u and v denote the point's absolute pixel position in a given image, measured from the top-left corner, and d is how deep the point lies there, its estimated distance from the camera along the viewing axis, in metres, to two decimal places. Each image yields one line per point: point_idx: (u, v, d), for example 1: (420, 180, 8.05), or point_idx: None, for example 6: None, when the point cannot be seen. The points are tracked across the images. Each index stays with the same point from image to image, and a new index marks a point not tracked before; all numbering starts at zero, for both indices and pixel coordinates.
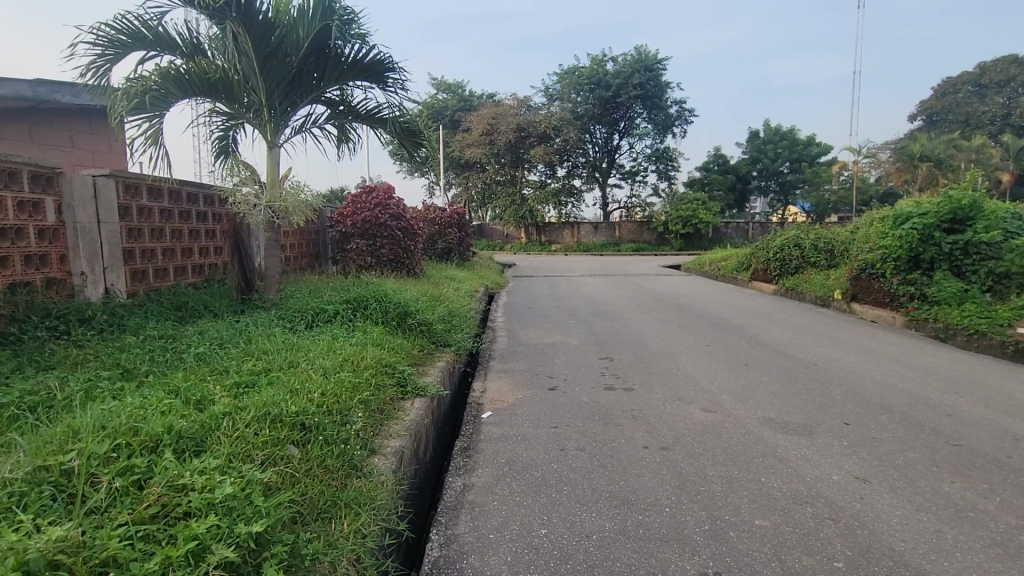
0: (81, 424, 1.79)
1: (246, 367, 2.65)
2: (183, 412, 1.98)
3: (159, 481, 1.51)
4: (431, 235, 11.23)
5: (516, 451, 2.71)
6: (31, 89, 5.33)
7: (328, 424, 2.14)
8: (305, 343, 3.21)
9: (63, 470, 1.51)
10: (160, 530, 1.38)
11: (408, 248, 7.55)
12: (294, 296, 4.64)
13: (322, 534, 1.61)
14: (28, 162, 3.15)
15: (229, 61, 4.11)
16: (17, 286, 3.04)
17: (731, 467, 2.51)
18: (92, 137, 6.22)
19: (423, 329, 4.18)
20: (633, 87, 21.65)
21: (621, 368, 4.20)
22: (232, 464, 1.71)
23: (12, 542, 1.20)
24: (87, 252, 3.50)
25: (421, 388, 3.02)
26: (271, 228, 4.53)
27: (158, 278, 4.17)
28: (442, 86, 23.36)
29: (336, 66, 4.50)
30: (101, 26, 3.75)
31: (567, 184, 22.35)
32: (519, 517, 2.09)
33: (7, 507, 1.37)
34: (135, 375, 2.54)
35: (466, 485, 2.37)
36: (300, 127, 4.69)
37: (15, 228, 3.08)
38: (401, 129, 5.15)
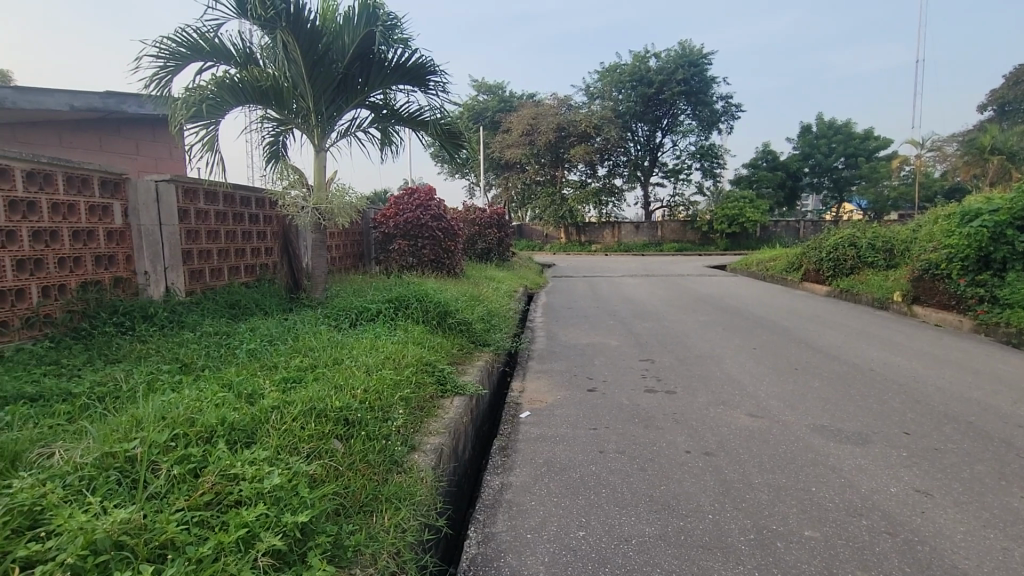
0: (143, 414, 1.90)
1: (294, 363, 2.76)
2: (235, 405, 2.07)
3: (213, 471, 1.58)
4: (471, 236, 11.34)
5: (554, 451, 2.70)
6: (102, 100, 5.70)
7: (370, 420, 2.19)
8: (349, 340, 3.30)
9: (127, 457, 1.61)
10: (214, 517, 1.44)
11: (449, 248, 7.66)
12: (339, 295, 4.79)
13: (364, 526, 1.65)
14: (99, 169, 3.39)
15: (279, 69, 4.27)
16: (89, 284, 3.27)
17: (779, 475, 2.41)
18: (155, 145, 6.60)
19: (462, 329, 4.22)
20: (677, 83, 21.19)
21: (662, 370, 4.12)
22: (279, 456, 1.77)
23: (82, 522, 1.29)
24: (150, 253, 3.73)
25: (460, 387, 3.05)
26: (318, 229, 4.69)
27: (214, 278, 4.39)
28: (482, 87, 23.51)
29: (380, 70, 4.61)
30: (163, 39, 3.98)
31: (607, 184, 22.11)
32: (558, 518, 2.08)
33: (78, 489, 1.47)
34: (192, 369, 2.68)
35: (504, 484, 2.37)
36: (345, 132, 4.83)
37: (87, 231, 3.32)
38: (442, 131, 5.22)
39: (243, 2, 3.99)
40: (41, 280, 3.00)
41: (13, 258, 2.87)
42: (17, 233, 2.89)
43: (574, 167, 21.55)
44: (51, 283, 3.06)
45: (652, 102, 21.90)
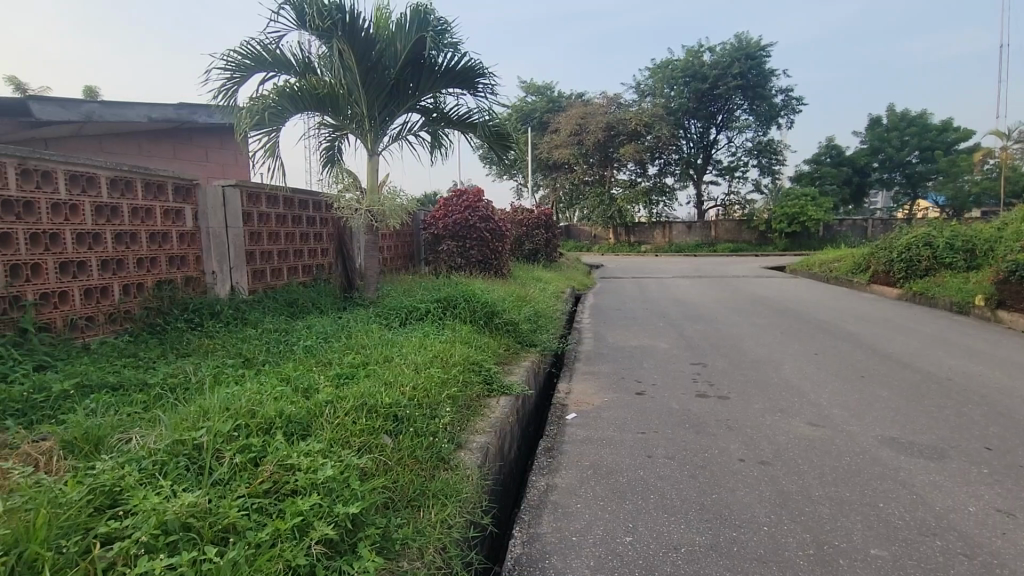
0: (209, 405, 2.02)
1: (347, 360, 2.86)
2: (292, 399, 2.17)
3: (270, 461, 1.66)
4: (518, 236, 11.38)
5: (600, 454, 2.66)
6: (176, 111, 6.14)
7: (418, 417, 2.24)
8: (399, 339, 3.39)
9: (194, 445, 1.72)
10: (271, 504, 1.52)
11: (496, 248, 7.74)
12: (390, 295, 4.92)
13: (412, 521, 1.69)
14: (172, 175, 3.64)
15: (335, 77, 4.44)
16: (163, 283, 3.52)
17: (842, 488, 2.27)
18: (223, 151, 7.06)
19: (509, 329, 4.24)
20: (732, 77, 20.46)
21: (715, 374, 3.97)
22: (333, 448, 1.84)
23: (154, 504, 1.38)
24: (217, 254, 3.98)
25: (506, 387, 3.07)
26: (370, 230, 4.85)
27: (275, 277, 4.62)
28: (531, 88, 23.53)
29: (430, 74, 4.71)
30: (230, 53, 4.23)
31: (658, 183, 21.62)
32: (604, 523, 2.05)
33: (152, 473, 1.58)
34: (254, 364, 2.83)
35: (549, 485, 2.36)
36: (397, 136, 4.96)
37: (162, 233, 3.57)
38: (491, 133, 5.28)
39: (303, 15, 4.18)
40: (122, 279, 3.25)
41: (98, 258, 3.11)
42: (101, 236, 3.14)
43: (624, 167, 21.22)
44: (131, 282, 3.31)
45: (706, 98, 21.24)
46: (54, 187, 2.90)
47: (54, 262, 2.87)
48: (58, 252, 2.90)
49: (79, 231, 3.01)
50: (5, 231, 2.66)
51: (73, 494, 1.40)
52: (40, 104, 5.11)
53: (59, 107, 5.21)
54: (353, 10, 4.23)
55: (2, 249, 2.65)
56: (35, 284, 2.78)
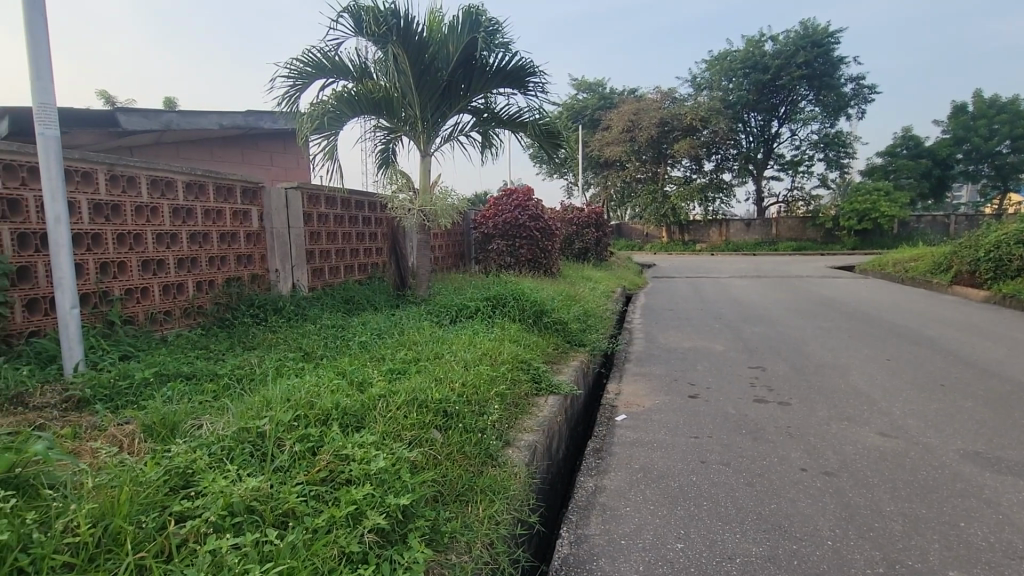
0: (272, 396, 2.13)
1: (399, 356, 2.94)
2: (348, 392, 2.26)
3: (327, 450, 1.74)
4: (568, 236, 11.33)
5: (651, 458, 2.60)
6: (244, 118, 6.51)
7: (467, 413, 2.28)
8: (450, 336, 3.45)
9: (258, 432, 1.82)
10: (328, 492, 1.58)
11: (546, 248, 7.73)
12: (441, 293, 5.01)
13: (460, 515, 1.71)
14: (240, 179, 3.87)
15: (390, 81, 4.57)
16: (232, 280, 3.75)
17: (916, 504, 2.11)
18: (285, 155, 7.44)
19: (558, 328, 4.22)
20: (797, 67, 19.44)
21: (775, 379, 3.79)
22: (385, 440, 1.90)
23: (222, 487, 1.47)
24: (280, 252, 4.19)
25: (554, 386, 3.05)
26: (422, 230, 4.95)
27: (332, 275, 4.82)
28: (582, 86, 23.27)
29: (482, 75, 4.77)
30: (293, 60, 4.43)
31: (714, 179, 20.87)
32: (654, 527, 2.00)
33: (220, 457, 1.69)
34: (313, 357, 2.96)
35: (596, 487, 2.33)
36: (449, 137, 5.04)
37: (231, 234, 3.80)
38: (540, 132, 5.27)
39: (359, 22, 4.32)
40: (195, 276, 3.49)
41: (175, 257, 3.36)
42: (177, 236, 3.39)
43: (678, 163, 20.68)
44: (203, 278, 3.55)
45: (767, 90, 20.33)
46: (137, 191, 3.14)
47: (136, 259, 3.11)
48: (140, 251, 3.14)
49: (158, 231, 3.25)
50: (96, 232, 2.91)
51: (152, 474, 1.52)
52: (125, 116, 5.56)
53: (143, 117, 5.66)
54: (407, 14, 4.33)
55: (93, 248, 2.89)
56: (120, 281, 3.02)
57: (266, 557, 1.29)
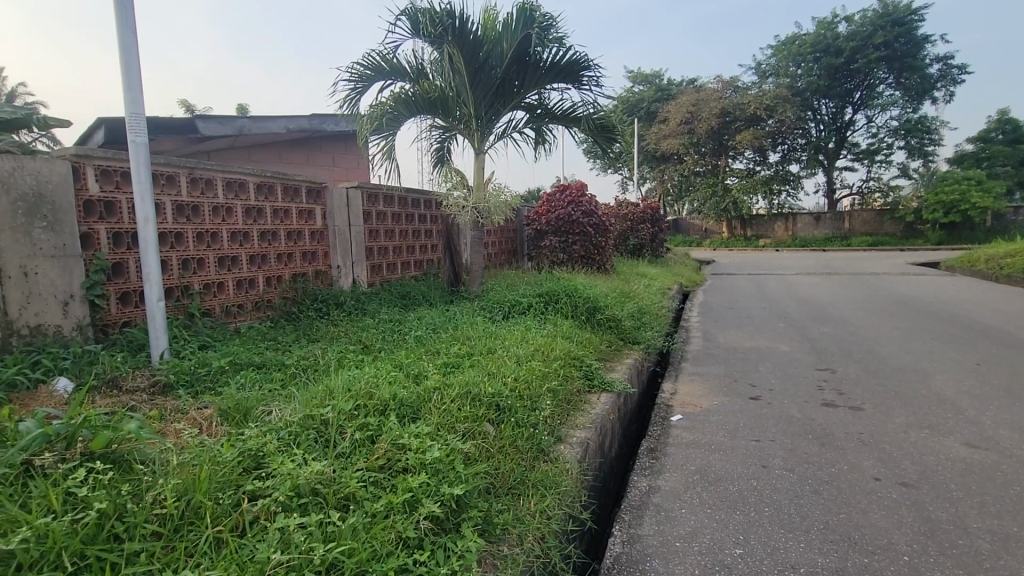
0: (334, 385, 2.24)
1: (454, 350, 3.00)
2: (405, 383, 2.33)
3: (385, 439, 1.80)
4: (623, 231, 11.12)
5: (709, 460, 2.51)
6: (308, 122, 6.84)
7: (519, 408, 2.30)
8: (503, 332, 3.48)
9: (322, 420, 1.92)
10: (386, 479, 1.65)
11: (600, 244, 7.65)
12: (494, 289, 5.05)
13: (512, 508, 1.73)
14: (306, 180, 4.07)
15: (446, 81, 4.65)
16: (298, 276, 3.96)
17: (1008, 522, 1.93)
18: (346, 155, 7.76)
19: (612, 325, 4.16)
20: (875, 48, 18.13)
21: (845, 383, 3.56)
22: (440, 432, 1.95)
23: (289, 470, 1.56)
24: (341, 250, 4.37)
25: (608, 383, 3.01)
26: (476, 227, 5.02)
27: (390, 271, 4.98)
28: (638, 77, 22.69)
29: (535, 71, 4.79)
30: (354, 64, 4.59)
31: (780, 171, 19.83)
32: (712, 531, 1.94)
33: (288, 442, 1.79)
34: (372, 350, 3.08)
35: (650, 487, 2.28)
36: (502, 134, 5.08)
37: (297, 232, 4.01)
38: (595, 126, 5.20)
39: (416, 23, 4.40)
40: (265, 272, 3.71)
41: (247, 253, 3.59)
42: (249, 235, 3.61)
43: (740, 155, 19.81)
44: (272, 274, 3.77)
45: (840, 74, 19.08)
46: (214, 192, 3.38)
47: (213, 256, 3.35)
48: (217, 248, 3.38)
49: (232, 230, 3.49)
50: (178, 230, 3.15)
51: (228, 455, 1.63)
52: (204, 122, 5.99)
53: (218, 123, 6.07)
54: (462, 14, 4.38)
55: (176, 246, 3.14)
56: (199, 276, 3.26)
57: (329, 537, 1.36)
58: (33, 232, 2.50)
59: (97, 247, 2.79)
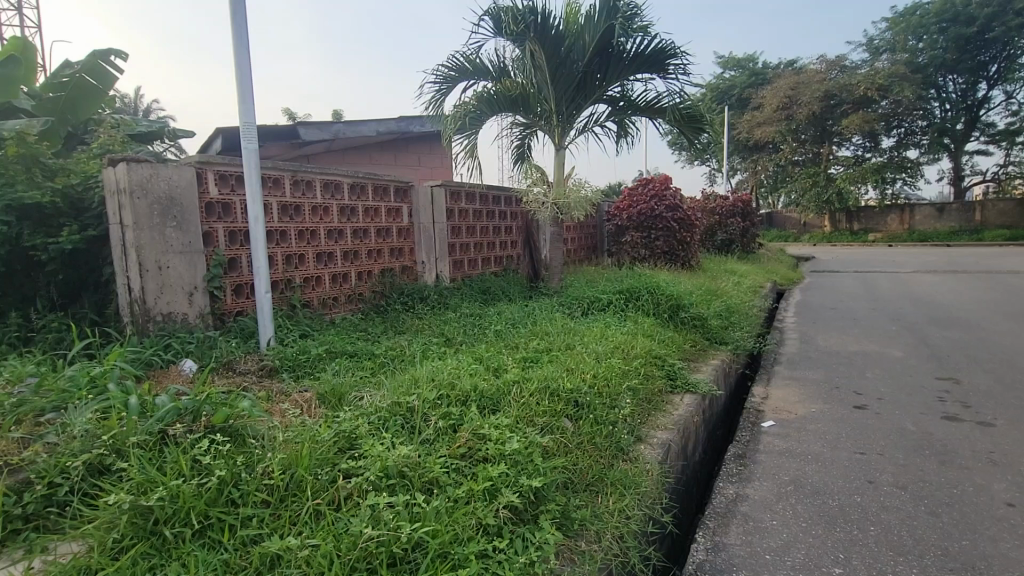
0: (419, 375, 2.34)
1: (532, 345, 3.03)
2: (485, 376, 2.40)
3: (466, 429, 1.86)
4: (711, 226, 10.59)
5: (804, 470, 2.34)
6: (396, 124, 7.21)
7: (598, 405, 2.27)
8: (582, 328, 3.46)
9: (407, 407, 2.02)
10: (467, 467, 1.70)
11: (684, 239, 7.35)
12: (573, 285, 5.03)
13: (590, 504, 1.73)
14: (394, 180, 4.29)
15: (527, 78, 4.67)
16: (386, 272, 4.19)
17: None
18: (430, 155, 8.08)
19: (696, 324, 3.98)
20: (1017, 12, 15.79)
21: (973, 395, 3.15)
22: (519, 425, 1.98)
23: (379, 452, 1.66)
24: (426, 246, 4.56)
25: (692, 384, 2.89)
26: (556, 223, 5.01)
27: (471, 267, 5.12)
28: (730, 62, 21.43)
29: (618, 62, 4.70)
30: (439, 66, 4.73)
31: (895, 157, 17.84)
32: (807, 546, 1.81)
33: (378, 426, 1.90)
34: (454, 343, 3.19)
35: (738, 494, 2.17)
36: (583, 128, 5.02)
37: (386, 229, 4.24)
38: (681, 116, 5.00)
39: (499, 22, 4.44)
40: (357, 267, 3.96)
41: (342, 249, 3.85)
42: (343, 232, 3.88)
43: (846, 142, 18.14)
44: (363, 269, 4.01)
45: (972, 45, 16.75)
46: (313, 193, 3.65)
47: (312, 252, 3.63)
48: (315, 245, 3.66)
49: (329, 227, 3.76)
50: (283, 228, 3.45)
51: (326, 434, 1.77)
52: (304, 129, 6.49)
53: (317, 129, 6.56)
54: (544, 10, 4.37)
55: (281, 243, 3.44)
56: (300, 270, 3.55)
57: (415, 517, 1.43)
58: (166, 231, 2.85)
59: (216, 244, 3.14)
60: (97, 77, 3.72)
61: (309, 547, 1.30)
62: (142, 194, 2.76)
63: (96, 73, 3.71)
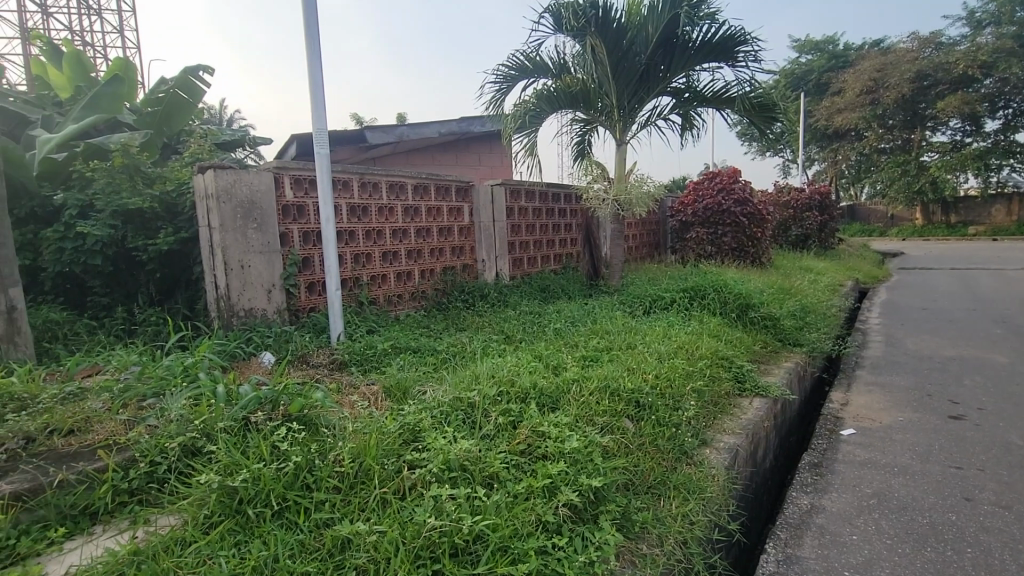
0: (480, 371, 2.38)
1: (592, 343, 3.00)
2: (544, 373, 2.40)
3: (526, 425, 1.88)
4: (784, 221, 10.04)
5: (888, 483, 2.17)
6: (458, 126, 7.49)
7: (661, 406, 2.22)
8: (643, 327, 3.38)
9: (468, 402, 2.06)
10: (526, 464, 1.71)
11: (754, 235, 6.99)
12: (635, 283, 4.93)
13: (651, 507, 1.69)
14: (455, 179, 4.38)
15: (588, 73, 4.61)
16: (448, 270, 4.28)
17: None
18: (491, 155, 8.19)
19: (767, 324, 3.78)
20: None
21: None
22: (579, 423, 1.97)
23: (441, 445, 1.70)
24: (486, 245, 4.62)
25: (762, 387, 2.74)
26: (617, 220, 4.93)
27: (530, 265, 5.14)
28: (806, 46, 20.11)
29: (683, 52, 4.56)
30: (500, 66, 4.77)
31: (1001, 141, 16.08)
32: (891, 566, 1.67)
33: (440, 420, 1.96)
34: (514, 340, 3.21)
35: (812, 505, 2.04)
36: (645, 122, 4.90)
37: (447, 228, 4.34)
38: (751, 106, 4.77)
39: (559, 19, 4.41)
40: (420, 265, 4.08)
41: (406, 248, 3.99)
42: (407, 231, 4.01)
43: (940, 126, 16.63)
44: (426, 267, 4.13)
45: None
46: (379, 194, 3.81)
47: (378, 251, 3.78)
48: (381, 244, 3.81)
49: (394, 227, 3.90)
50: (351, 228, 3.62)
51: (392, 426, 1.84)
52: (371, 133, 6.88)
53: (383, 133, 6.95)
54: (606, 3, 4.30)
55: (350, 242, 3.60)
56: (367, 268, 3.71)
57: (475, 510, 1.46)
58: (248, 232, 3.07)
59: (292, 245, 3.34)
60: (189, 92, 4.07)
61: (377, 533, 1.36)
62: (227, 198, 2.98)
63: (188, 88, 4.06)
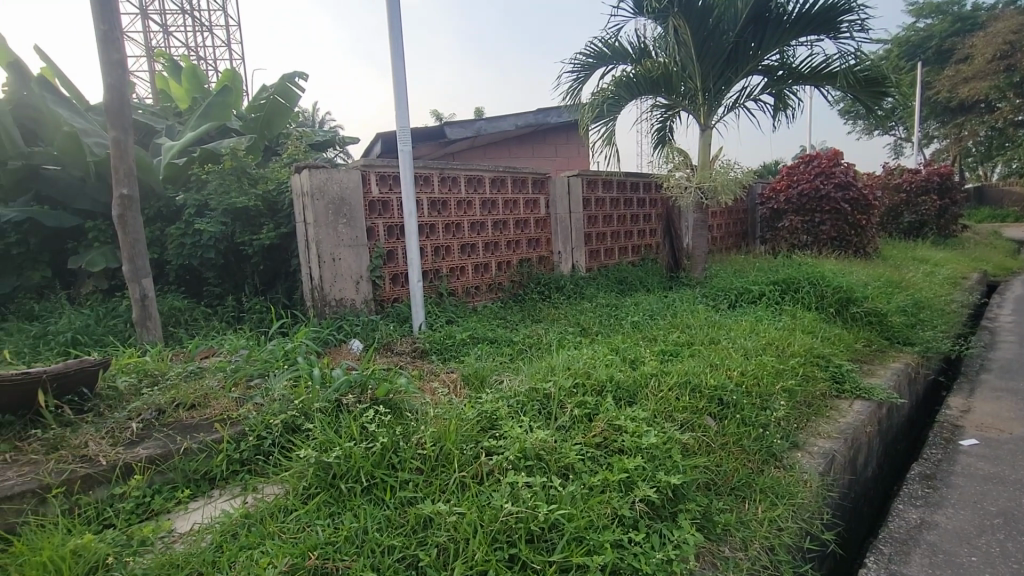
0: (555, 363, 2.39)
1: (672, 337, 2.89)
2: (621, 367, 2.36)
3: (602, 419, 1.86)
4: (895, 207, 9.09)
5: (1019, 502, 1.91)
6: (534, 117, 7.44)
7: (746, 405, 2.10)
8: (727, 322, 3.21)
9: (543, 393, 2.08)
10: (602, 457, 1.70)
11: (858, 223, 6.38)
12: (719, 275, 4.70)
13: (734, 509, 1.61)
14: (532, 172, 4.40)
15: (670, 56, 4.42)
16: (524, 261, 4.32)
17: None
18: (568, 145, 8.10)
19: (871, 321, 3.45)
20: None
21: None
22: (657, 419, 1.92)
23: (517, 434, 1.73)
24: (562, 236, 4.61)
25: (864, 389, 2.51)
26: (700, 209, 4.70)
27: (607, 257, 5.06)
28: (926, 9, 17.90)
29: (777, 28, 4.25)
30: (578, 54, 4.69)
31: None
32: None
33: (517, 409, 1.99)
34: (590, 333, 3.18)
35: (922, 520, 1.85)
36: (733, 105, 4.63)
37: (524, 221, 4.38)
38: (856, 81, 4.34)
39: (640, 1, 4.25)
40: (497, 257, 4.15)
41: (484, 241, 4.07)
42: (484, 224, 4.09)
43: None
44: (503, 259, 4.19)
45: None
46: (458, 188, 3.91)
47: (457, 244, 3.89)
48: (460, 237, 3.91)
49: (472, 220, 3.99)
50: (432, 222, 3.75)
51: (470, 413, 1.90)
52: (450, 129, 6.96)
53: (462, 129, 7.02)
54: None
55: (430, 236, 3.74)
56: (446, 260, 3.83)
57: (551, 499, 1.48)
58: (339, 227, 3.28)
59: (378, 238, 3.53)
60: (286, 97, 4.43)
61: (456, 514, 1.41)
62: (320, 196, 3.20)
63: (286, 93, 4.43)
